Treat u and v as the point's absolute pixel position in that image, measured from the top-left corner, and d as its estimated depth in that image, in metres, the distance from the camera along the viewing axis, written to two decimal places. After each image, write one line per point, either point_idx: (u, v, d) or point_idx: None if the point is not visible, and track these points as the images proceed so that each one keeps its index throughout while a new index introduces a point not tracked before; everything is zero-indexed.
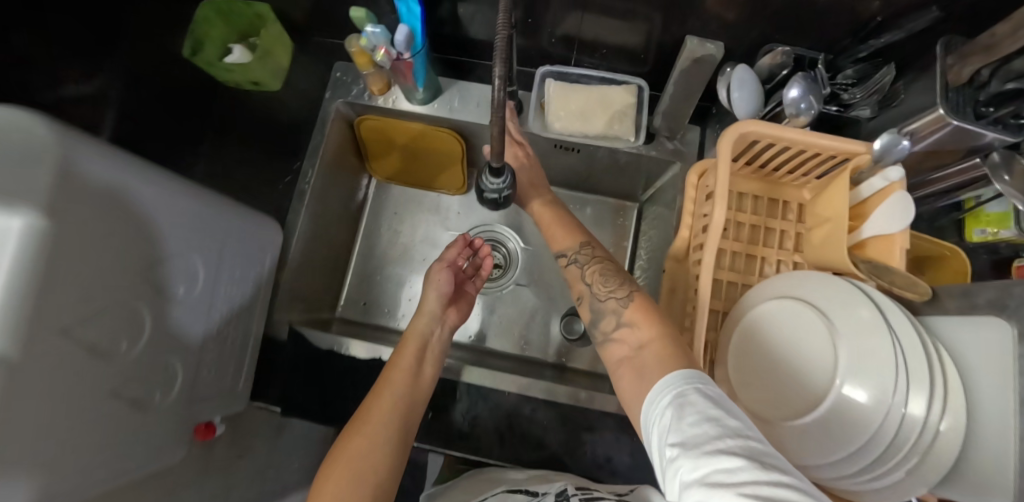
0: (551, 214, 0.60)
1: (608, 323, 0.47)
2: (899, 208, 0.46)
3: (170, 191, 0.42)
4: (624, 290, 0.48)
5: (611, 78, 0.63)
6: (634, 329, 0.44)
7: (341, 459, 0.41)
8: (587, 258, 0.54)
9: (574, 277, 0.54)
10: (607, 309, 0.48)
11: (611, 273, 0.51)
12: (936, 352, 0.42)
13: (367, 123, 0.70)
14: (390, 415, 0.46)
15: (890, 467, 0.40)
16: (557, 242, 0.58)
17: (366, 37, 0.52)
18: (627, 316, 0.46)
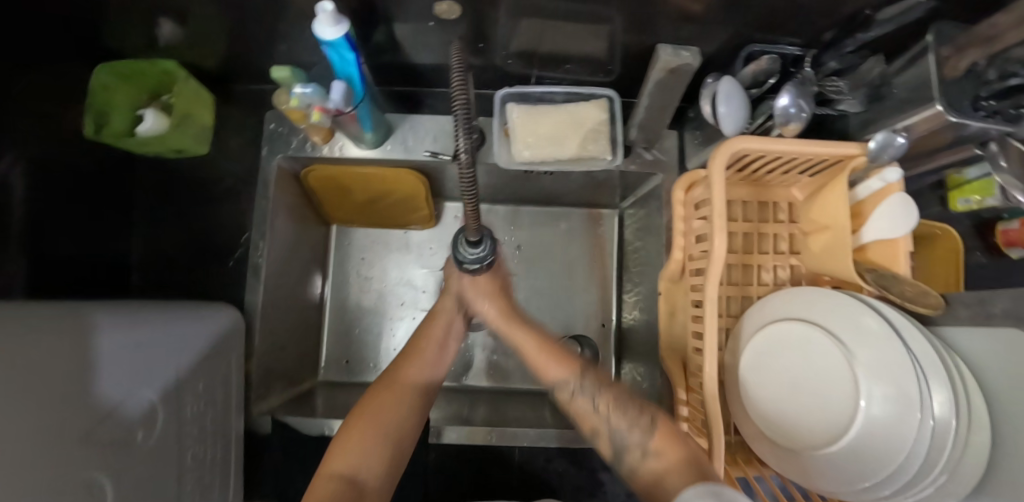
0: (542, 351, 0.49)
1: (633, 455, 0.39)
2: (903, 212, 0.46)
3: (80, 332, 0.37)
4: (646, 415, 0.41)
5: (577, 93, 0.58)
6: (660, 458, 0.37)
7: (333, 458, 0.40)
8: (594, 389, 0.45)
9: (583, 408, 0.44)
10: (631, 442, 0.39)
11: (627, 403, 0.43)
12: (950, 360, 0.42)
13: (315, 174, 0.63)
14: (390, 418, 0.44)
15: (927, 487, 0.40)
16: (547, 373, 0.48)
17: (296, 97, 0.47)
18: (655, 443, 0.38)
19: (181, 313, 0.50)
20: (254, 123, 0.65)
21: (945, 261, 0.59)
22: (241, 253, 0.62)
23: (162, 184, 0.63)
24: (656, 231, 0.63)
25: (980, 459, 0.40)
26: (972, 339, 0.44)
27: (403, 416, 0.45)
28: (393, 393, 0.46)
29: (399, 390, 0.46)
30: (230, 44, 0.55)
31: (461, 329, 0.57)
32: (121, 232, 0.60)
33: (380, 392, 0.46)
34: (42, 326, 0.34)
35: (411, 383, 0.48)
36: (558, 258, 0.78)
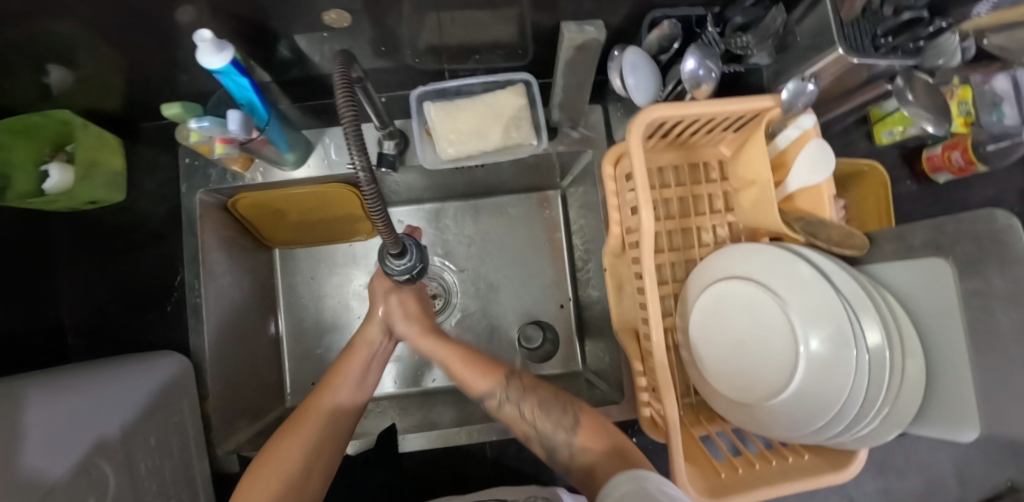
0: (460, 358, 0.56)
1: (564, 454, 0.46)
2: (821, 158, 0.48)
3: (6, 411, 0.36)
4: (570, 416, 0.48)
5: (494, 82, 0.57)
6: (588, 452, 0.44)
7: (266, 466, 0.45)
8: (517, 392, 0.51)
9: (514, 418, 0.50)
10: (560, 444, 0.46)
11: (550, 402, 0.50)
12: (872, 291, 0.45)
13: (242, 202, 0.60)
14: (317, 432, 0.50)
15: (872, 416, 0.43)
16: (474, 386, 0.53)
17: (194, 132, 0.45)
18: (580, 442, 0.45)
19: (118, 374, 0.49)
20: (169, 159, 0.62)
21: (875, 199, 0.61)
22: (178, 296, 0.61)
23: (81, 239, 0.60)
24: (595, 208, 0.63)
25: (918, 380, 0.44)
26: (891, 273, 0.47)
27: (330, 430, 0.51)
28: (314, 412, 0.51)
29: (320, 411, 0.52)
30: (124, 81, 0.52)
31: (388, 348, 0.64)
32: (48, 294, 0.57)
33: (304, 412, 0.52)
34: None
35: (334, 404, 0.53)
36: (509, 248, 0.78)
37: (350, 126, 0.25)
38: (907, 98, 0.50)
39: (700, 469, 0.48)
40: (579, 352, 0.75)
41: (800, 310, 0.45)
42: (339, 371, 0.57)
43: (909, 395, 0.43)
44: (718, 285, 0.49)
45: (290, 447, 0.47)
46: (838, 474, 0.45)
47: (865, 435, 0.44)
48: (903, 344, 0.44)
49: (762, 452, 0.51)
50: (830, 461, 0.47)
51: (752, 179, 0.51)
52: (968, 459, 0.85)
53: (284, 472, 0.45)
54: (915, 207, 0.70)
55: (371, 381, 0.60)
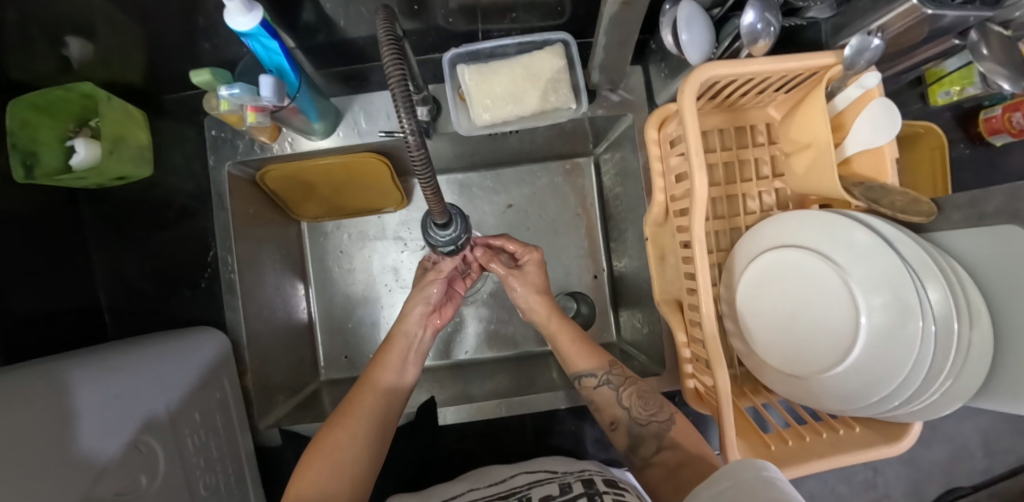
0: (570, 334, 0.58)
1: (647, 446, 0.48)
2: (886, 118, 0.43)
3: (57, 397, 0.36)
4: (666, 411, 0.50)
5: (529, 42, 0.53)
6: (675, 451, 0.46)
7: (322, 454, 0.45)
8: (620, 379, 0.53)
9: (609, 399, 0.52)
10: (649, 434, 0.48)
11: (649, 395, 0.51)
12: (941, 256, 0.42)
13: (272, 173, 0.59)
14: (371, 417, 0.49)
15: (932, 393, 0.40)
16: (576, 364, 0.56)
17: (225, 100, 0.43)
18: (671, 440, 0.47)
19: (160, 349, 0.49)
20: (193, 132, 0.60)
21: (930, 162, 0.57)
22: (212, 273, 0.60)
23: (109, 217, 0.59)
24: (634, 175, 0.61)
25: (987, 354, 0.40)
26: (963, 240, 0.43)
27: (381, 413, 0.50)
28: (366, 394, 0.51)
29: (376, 390, 0.52)
30: (146, 48, 0.50)
31: (427, 340, 0.60)
32: (80, 274, 0.57)
33: (358, 394, 0.52)
34: (9, 397, 0.34)
35: (383, 384, 0.53)
36: (542, 219, 0.76)
37: (400, 94, 0.22)
38: (981, 53, 0.44)
39: (747, 441, 0.48)
40: (612, 323, 0.75)
41: (862, 281, 0.42)
42: (380, 365, 0.55)
43: (979, 371, 0.41)
44: (770, 254, 0.47)
45: (338, 440, 0.46)
46: (892, 446, 0.44)
47: (921, 410, 0.43)
48: (977, 315, 0.40)
49: (810, 424, 0.50)
50: (883, 433, 0.46)
51: (807, 142, 0.48)
52: (999, 432, 0.84)
53: (342, 460, 0.45)
54: (968, 172, 0.66)
55: (411, 372, 0.57)
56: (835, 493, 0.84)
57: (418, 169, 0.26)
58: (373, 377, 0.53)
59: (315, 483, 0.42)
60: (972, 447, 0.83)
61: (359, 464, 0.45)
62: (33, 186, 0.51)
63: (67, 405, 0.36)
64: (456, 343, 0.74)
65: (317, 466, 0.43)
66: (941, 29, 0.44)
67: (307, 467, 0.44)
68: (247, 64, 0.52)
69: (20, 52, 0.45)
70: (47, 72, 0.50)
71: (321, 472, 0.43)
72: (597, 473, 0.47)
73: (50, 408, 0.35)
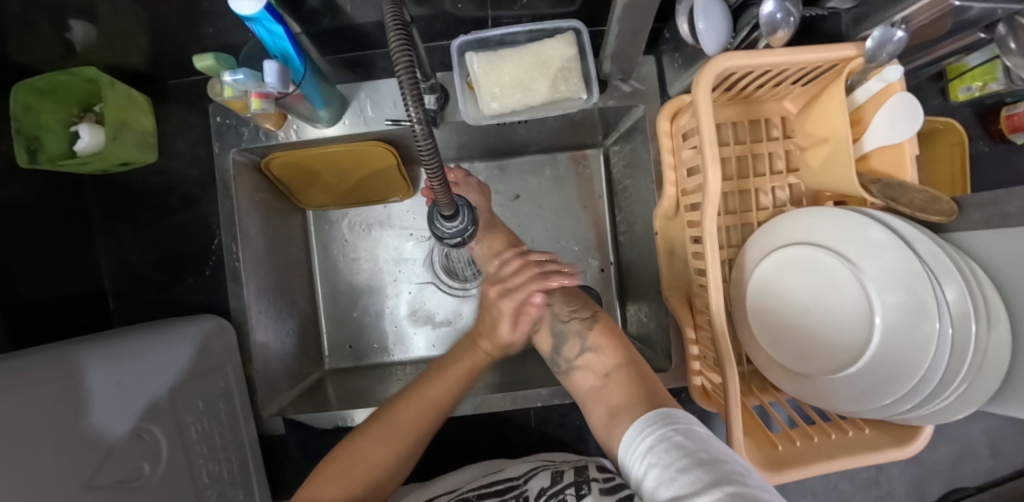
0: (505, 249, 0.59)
1: (571, 348, 0.52)
2: (908, 114, 0.42)
3: (65, 380, 0.36)
4: (588, 312, 0.55)
5: (540, 30, 0.52)
6: (601, 355, 0.50)
7: (349, 462, 0.44)
8: (548, 280, 0.57)
9: (536, 299, 0.53)
10: (569, 331, 0.53)
11: (573, 297, 0.56)
12: (960, 258, 0.40)
13: (277, 161, 0.58)
14: (410, 438, 0.47)
15: (946, 397, 0.39)
16: (501, 270, 0.56)
17: (229, 86, 0.41)
18: (592, 342, 0.51)
19: (165, 336, 0.48)
20: (197, 119, 0.59)
21: (949, 159, 0.55)
22: (216, 261, 0.60)
23: (113, 203, 0.59)
24: (644, 167, 0.60)
25: (1003, 356, 0.39)
26: (984, 244, 0.41)
27: (420, 434, 0.48)
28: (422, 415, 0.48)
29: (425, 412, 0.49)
30: (149, 31, 0.49)
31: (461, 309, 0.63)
32: (85, 259, 0.57)
33: (401, 408, 0.48)
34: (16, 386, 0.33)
35: (440, 405, 0.50)
36: (550, 211, 0.75)
37: (406, 82, 0.21)
38: (1009, 47, 0.42)
39: (754, 440, 0.47)
40: (619, 317, 0.74)
41: (878, 280, 0.41)
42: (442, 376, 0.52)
43: (995, 376, 0.39)
44: (784, 251, 0.46)
45: (374, 458, 0.45)
46: (900, 450, 0.43)
47: (934, 413, 0.41)
48: (994, 317, 0.39)
49: (819, 425, 0.48)
50: (893, 436, 0.45)
51: (824, 138, 0.46)
52: (1004, 433, 0.83)
53: (368, 469, 0.45)
54: (989, 170, 0.64)
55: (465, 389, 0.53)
56: (837, 490, 0.84)
57: (423, 161, 0.25)
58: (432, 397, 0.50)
59: (337, 491, 0.42)
60: (976, 446, 0.83)
61: (380, 482, 0.45)
62: (36, 173, 0.51)
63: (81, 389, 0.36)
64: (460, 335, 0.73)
65: (347, 478, 0.43)
66: (966, 22, 0.41)
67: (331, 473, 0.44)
68: (252, 48, 0.50)
69: (22, 35, 0.44)
70: (50, 55, 0.49)
71: (346, 477, 0.43)
72: (592, 461, 0.46)
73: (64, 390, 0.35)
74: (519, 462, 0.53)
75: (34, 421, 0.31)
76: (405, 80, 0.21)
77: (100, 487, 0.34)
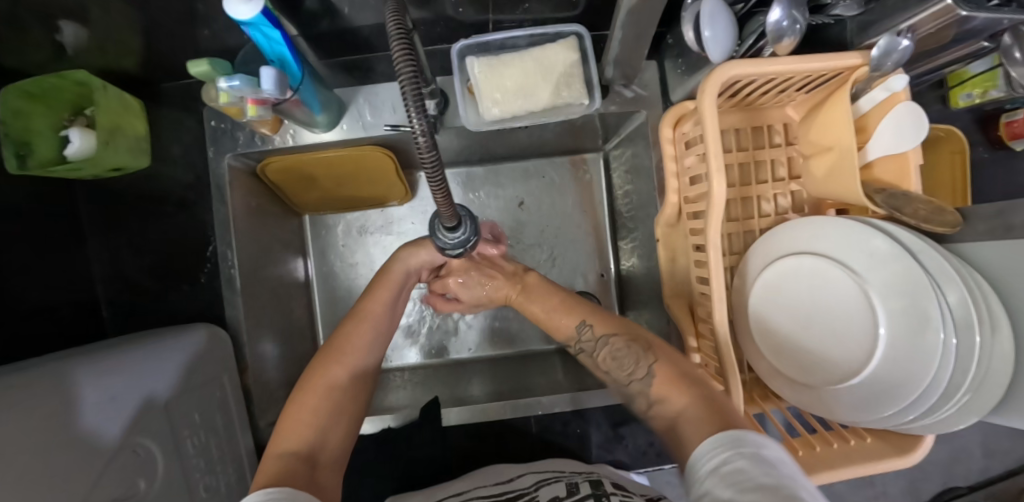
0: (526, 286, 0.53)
1: (641, 403, 0.41)
2: (913, 124, 0.41)
3: (58, 394, 0.35)
4: (642, 366, 0.41)
5: (542, 34, 0.51)
6: (667, 405, 0.38)
7: (317, 388, 0.41)
8: (592, 337, 0.47)
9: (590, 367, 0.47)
10: (635, 393, 0.41)
11: (623, 351, 0.44)
12: (962, 267, 0.40)
13: (272, 166, 0.57)
14: (338, 393, 0.42)
15: (951, 408, 0.39)
16: (559, 328, 0.49)
17: (225, 93, 0.40)
18: (657, 393, 0.39)
19: (159, 345, 0.47)
20: (192, 123, 0.58)
21: (950, 167, 0.56)
22: (211, 268, 0.58)
23: (106, 209, 0.58)
24: (646, 174, 0.59)
25: (1009, 366, 0.39)
26: (989, 254, 0.41)
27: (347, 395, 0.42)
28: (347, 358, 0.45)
29: (346, 367, 0.44)
30: (141, 33, 0.48)
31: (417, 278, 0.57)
32: (77, 266, 0.55)
33: (333, 353, 0.45)
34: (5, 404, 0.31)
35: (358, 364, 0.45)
36: (550, 215, 0.74)
37: (408, 86, 0.20)
38: (1014, 57, 0.42)
39: None
40: None
41: (881, 288, 0.41)
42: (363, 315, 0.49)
43: (1002, 386, 0.39)
44: (786, 261, 0.46)
45: (331, 384, 0.42)
46: (903, 460, 0.43)
47: (939, 423, 0.41)
48: (998, 326, 0.39)
49: (821, 434, 0.48)
50: (893, 445, 0.45)
51: (828, 146, 0.46)
52: (998, 434, 0.84)
53: (333, 395, 0.41)
54: (988, 176, 0.64)
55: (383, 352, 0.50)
56: (833, 491, 0.85)
57: (424, 167, 0.24)
58: (343, 342, 0.46)
59: (306, 425, 0.38)
60: (970, 446, 0.84)
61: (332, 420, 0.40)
62: (25, 179, 0.49)
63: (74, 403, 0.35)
64: (451, 342, 0.72)
65: (313, 406, 0.40)
66: (971, 32, 0.40)
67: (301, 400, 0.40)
68: (248, 52, 0.49)
69: (9, 38, 0.43)
70: (38, 57, 0.48)
71: (317, 406, 0.40)
72: (605, 477, 0.46)
73: (57, 404, 0.34)
74: (524, 470, 0.52)
75: (25, 441, 0.30)
76: (406, 81, 0.21)
77: None
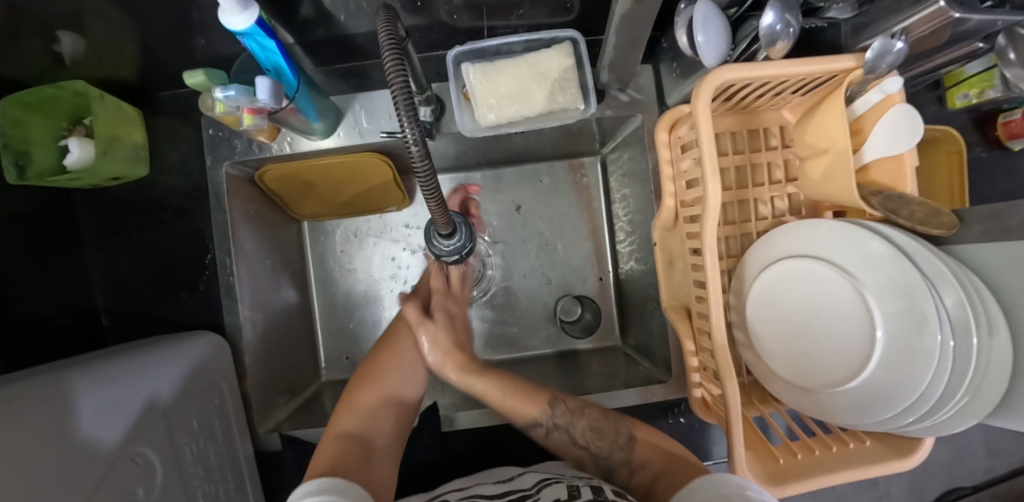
0: (500, 386, 0.53)
1: (621, 472, 0.44)
2: (907, 126, 0.41)
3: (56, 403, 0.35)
4: (622, 434, 0.47)
5: (536, 40, 0.51)
6: (645, 467, 0.43)
7: (355, 405, 0.50)
8: (566, 417, 0.49)
9: (566, 443, 0.48)
10: (617, 464, 0.45)
11: (602, 425, 0.48)
12: (957, 269, 0.40)
13: (270, 173, 0.57)
14: (388, 413, 0.51)
15: (949, 410, 0.39)
16: (520, 414, 0.50)
17: (221, 102, 0.40)
18: (639, 458, 0.44)
19: (156, 354, 0.47)
20: (189, 132, 0.58)
21: (947, 167, 0.55)
22: (210, 275, 0.59)
23: (104, 219, 0.58)
24: (642, 177, 0.59)
25: (1006, 367, 0.39)
26: (985, 255, 0.40)
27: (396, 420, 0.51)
28: (376, 385, 0.53)
29: (382, 395, 0.52)
30: (138, 43, 0.48)
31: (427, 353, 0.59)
32: (75, 275, 0.56)
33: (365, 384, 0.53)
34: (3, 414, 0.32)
35: (396, 395, 0.53)
36: (548, 219, 0.75)
37: (400, 96, 0.23)
38: (1008, 58, 0.42)
39: (755, 454, 0.46)
40: (618, 325, 0.74)
41: (877, 291, 0.41)
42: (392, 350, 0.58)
43: (999, 388, 0.39)
44: (783, 263, 0.46)
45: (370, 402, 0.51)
46: (902, 462, 0.43)
47: (938, 425, 0.41)
48: (995, 328, 0.39)
49: (820, 437, 0.48)
50: (893, 447, 0.44)
51: (824, 149, 0.46)
52: (1001, 433, 0.83)
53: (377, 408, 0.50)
54: (986, 175, 0.64)
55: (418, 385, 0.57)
56: (836, 492, 0.84)
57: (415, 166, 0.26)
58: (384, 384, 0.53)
59: (352, 421, 0.48)
60: (974, 446, 0.83)
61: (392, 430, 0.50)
62: (23, 188, 0.50)
63: (73, 413, 0.35)
64: None
65: (353, 414, 0.49)
66: (966, 33, 0.40)
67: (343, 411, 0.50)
68: (244, 61, 0.50)
69: (6, 49, 0.43)
70: (35, 68, 0.48)
71: (370, 411, 0.50)
72: (598, 476, 0.45)
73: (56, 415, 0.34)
74: (522, 471, 0.52)
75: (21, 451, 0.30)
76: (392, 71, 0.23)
77: None
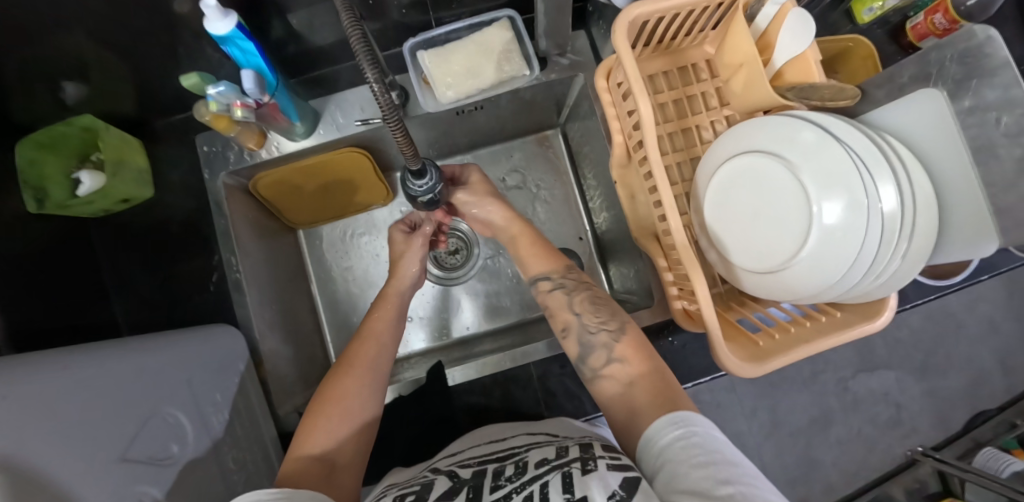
0: (528, 237, 0.59)
1: (597, 358, 0.48)
2: (801, 26, 0.48)
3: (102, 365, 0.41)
4: (615, 321, 0.49)
5: (478, 22, 0.59)
6: (624, 365, 0.46)
7: (333, 404, 0.45)
8: (572, 283, 0.55)
9: (561, 303, 0.54)
10: (597, 343, 0.49)
11: (600, 302, 0.52)
12: (880, 138, 0.44)
13: (262, 182, 0.64)
14: (362, 401, 0.46)
15: (886, 263, 0.43)
16: (532, 268, 0.58)
17: (213, 100, 0.48)
18: (619, 352, 0.47)
19: (176, 340, 0.52)
20: (190, 153, 0.65)
21: (864, 72, 0.61)
22: (219, 277, 0.64)
23: (119, 240, 0.64)
24: (596, 130, 0.65)
25: (932, 217, 0.43)
26: (899, 121, 0.45)
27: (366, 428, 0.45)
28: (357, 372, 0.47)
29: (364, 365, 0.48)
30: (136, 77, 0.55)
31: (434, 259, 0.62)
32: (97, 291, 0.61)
33: (332, 393, 0.46)
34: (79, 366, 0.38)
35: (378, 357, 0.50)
36: (523, 191, 0.80)
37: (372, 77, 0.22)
38: None
39: (737, 344, 0.50)
40: (603, 277, 0.78)
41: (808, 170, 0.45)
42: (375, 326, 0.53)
43: (928, 237, 0.43)
44: (726, 166, 0.50)
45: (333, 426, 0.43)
46: (869, 323, 0.46)
47: (883, 282, 0.45)
48: (915, 184, 0.43)
49: (794, 321, 0.51)
50: (859, 315, 0.48)
51: (740, 64, 0.52)
52: (1012, 350, 0.84)
53: (326, 458, 0.42)
54: None
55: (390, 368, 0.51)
56: (862, 436, 0.83)
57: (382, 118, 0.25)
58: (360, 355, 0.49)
59: (324, 434, 0.43)
60: (987, 362, 0.84)
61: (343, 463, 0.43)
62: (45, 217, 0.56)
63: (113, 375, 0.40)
64: (439, 327, 0.76)
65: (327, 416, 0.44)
66: None
67: (319, 415, 0.44)
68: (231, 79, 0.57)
69: (29, 95, 0.51)
70: (49, 111, 0.55)
71: (334, 422, 0.44)
72: (595, 439, 0.45)
73: (104, 375, 0.39)
74: (518, 432, 0.53)
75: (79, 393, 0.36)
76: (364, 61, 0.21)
77: (131, 459, 0.37)
